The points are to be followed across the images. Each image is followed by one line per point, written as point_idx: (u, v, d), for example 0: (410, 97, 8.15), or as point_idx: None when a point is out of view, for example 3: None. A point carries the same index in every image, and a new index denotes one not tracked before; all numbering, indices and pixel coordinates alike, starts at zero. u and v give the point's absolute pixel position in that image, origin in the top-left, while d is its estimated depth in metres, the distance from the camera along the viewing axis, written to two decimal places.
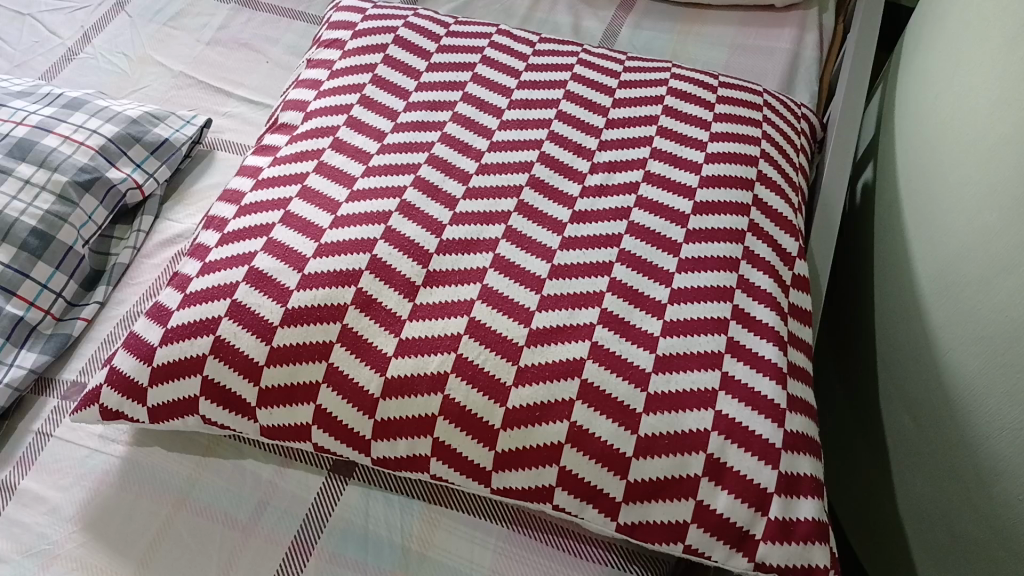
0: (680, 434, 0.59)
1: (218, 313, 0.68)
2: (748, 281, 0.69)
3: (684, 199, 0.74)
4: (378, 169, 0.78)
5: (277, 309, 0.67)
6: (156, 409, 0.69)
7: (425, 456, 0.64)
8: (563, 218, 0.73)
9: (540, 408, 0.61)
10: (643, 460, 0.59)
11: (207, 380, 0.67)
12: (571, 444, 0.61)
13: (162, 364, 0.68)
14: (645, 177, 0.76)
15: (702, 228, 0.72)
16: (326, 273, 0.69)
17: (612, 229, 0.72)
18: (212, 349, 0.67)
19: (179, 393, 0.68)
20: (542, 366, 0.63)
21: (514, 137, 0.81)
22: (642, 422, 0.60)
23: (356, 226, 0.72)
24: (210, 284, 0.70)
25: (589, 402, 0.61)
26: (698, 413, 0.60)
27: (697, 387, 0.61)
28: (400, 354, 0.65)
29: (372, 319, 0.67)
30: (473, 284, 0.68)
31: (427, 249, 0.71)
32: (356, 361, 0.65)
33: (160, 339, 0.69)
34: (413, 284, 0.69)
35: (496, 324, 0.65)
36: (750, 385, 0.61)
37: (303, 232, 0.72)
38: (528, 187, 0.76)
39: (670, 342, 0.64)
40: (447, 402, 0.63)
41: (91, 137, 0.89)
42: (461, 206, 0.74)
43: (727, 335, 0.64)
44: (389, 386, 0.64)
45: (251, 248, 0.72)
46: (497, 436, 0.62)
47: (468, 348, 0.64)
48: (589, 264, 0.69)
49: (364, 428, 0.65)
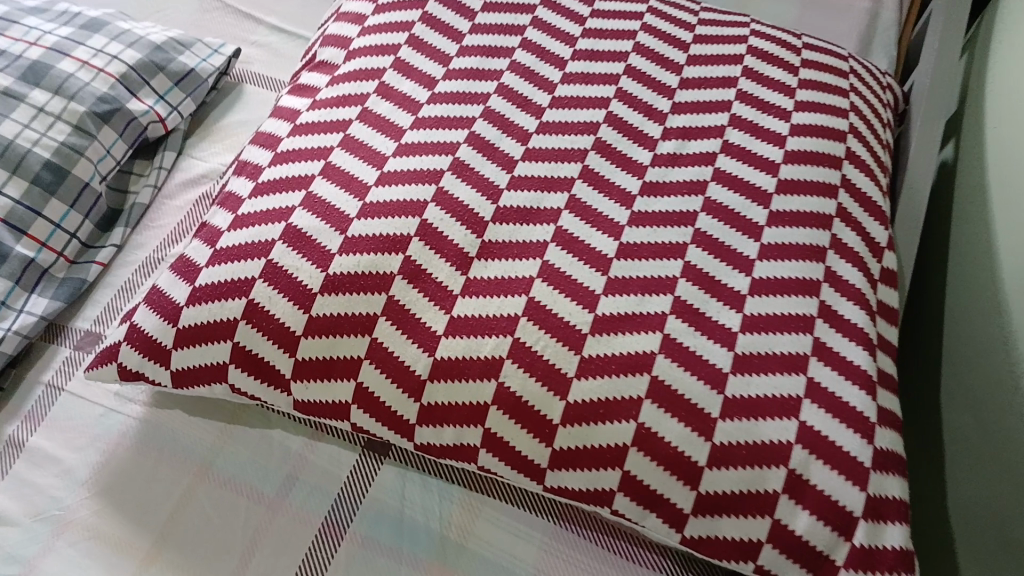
0: (759, 445, 0.54)
1: (250, 274, 0.62)
2: (836, 274, 0.63)
3: (766, 175, 0.67)
4: (428, 121, 0.70)
5: (316, 273, 0.61)
6: (180, 373, 0.64)
7: (473, 447, 0.59)
8: (632, 189, 0.66)
9: (603, 405, 0.56)
10: (716, 471, 0.54)
11: (237, 347, 0.62)
12: (637, 447, 0.55)
13: (188, 326, 0.62)
14: (723, 147, 0.69)
15: (786, 210, 0.65)
16: (371, 237, 0.63)
17: (687, 206, 0.65)
18: (243, 313, 0.61)
19: (205, 358, 0.63)
20: (609, 358, 0.57)
21: (578, 92, 0.73)
22: (716, 428, 0.55)
23: (404, 184, 0.65)
24: (244, 241, 0.64)
25: (659, 402, 0.55)
26: (779, 422, 0.54)
27: (779, 393, 0.55)
28: (450, 334, 0.59)
29: (420, 292, 0.61)
30: (533, 259, 0.62)
31: (483, 215, 0.64)
32: (402, 337, 0.60)
33: (186, 299, 0.63)
34: (467, 255, 0.62)
35: (557, 307, 0.59)
36: (835, 393, 0.56)
37: (346, 188, 0.66)
38: (595, 152, 0.69)
39: (751, 339, 0.58)
40: (502, 390, 0.57)
41: (112, 63, 0.81)
42: (520, 169, 0.67)
43: (812, 335, 0.59)
44: (438, 368, 0.59)
45: (289, 202, 0.66)
46: (554, 433, 0.57)
47: (526, 332, 0.58)
48: (661, 244, 0.63)
49: (409, 412, 0.59)
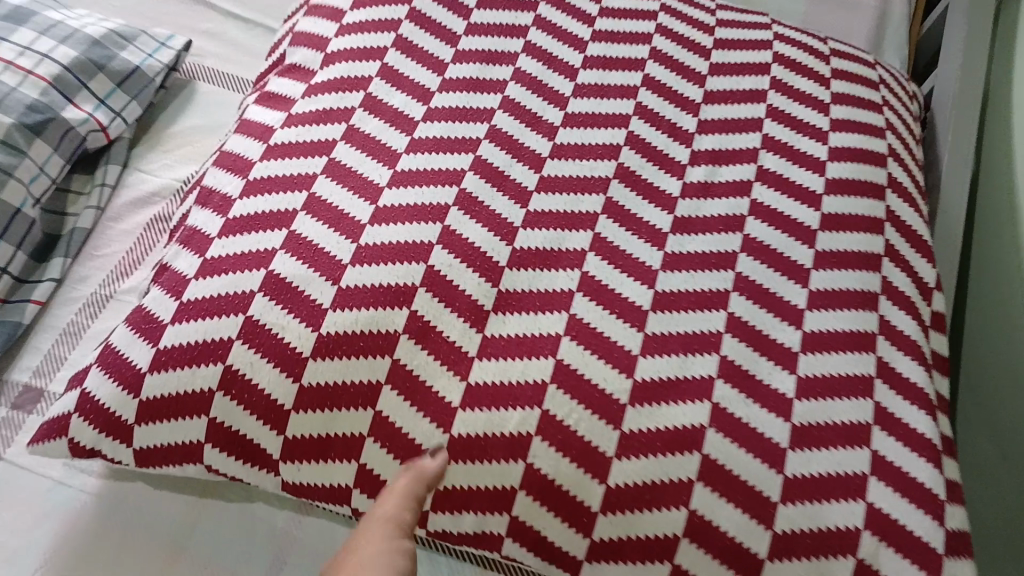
0: (824, 531, 0.50)
1: (228, 336, 0.53)
2: (892, 326, 0.58)
3: (809, 209, 0.62)
4: (427, 143, 0.61)
5: (308, 334, 0.53)
6: (146, 452, 0.55)
7: (497, 535, 0.52)
8: (662, 227, 0.59)
9: (649, 489, 0.50)
10: (780, 562, 0.50)
11: (214, 425, 0.53)
12: (691, 539, 0.50)
13: (153, 398, 0.53)
14: (760, 175, 0.63)
15: (833, 250, 0.60)
16: (368, 289, 0.54)
17: (724, 246, 0.59)
18: (219, 384, 0.53)
19: (177, 436, 0.54)
20: (653, 434, 0.51)
21: (593, 107, 0.65)
22: (777, 515, 0.50)
23: (405, 223, 0.56)
24: (217, 293, 0.54)
25: (713, 485, 0.51)
26: (836, 504, 0.51)
27: (840, 471, 0.52)
28: (468, 406, 0.51)
29: (431, 355, 0.53)
30: (558, 312, 0.54)
31: (498, 262, 0.55)
32: (412, 409, 0.52)
33: (151, 364, 0.53)
34: (481, 310, 0.54)
35: (589, 371, 0.52)
36: (903, 468, 0.52)
37: (335, 227, 0.56)
38: (617, 179, 0.61)
39: (806, 407, 0.53)
40: (530, 472, 0.51)
41: (43, 63, 0.69)
42: (536, 202, 0.59)
43: (872, 399, 0.55)
44: (455, 447, 0.51)
45: (267, 244, 0.56)
46: (593, 521, 0.51)
47: (556, 402, 0.51)
48: (698, 292, 0.56)
49: (421, 497, 0.52)
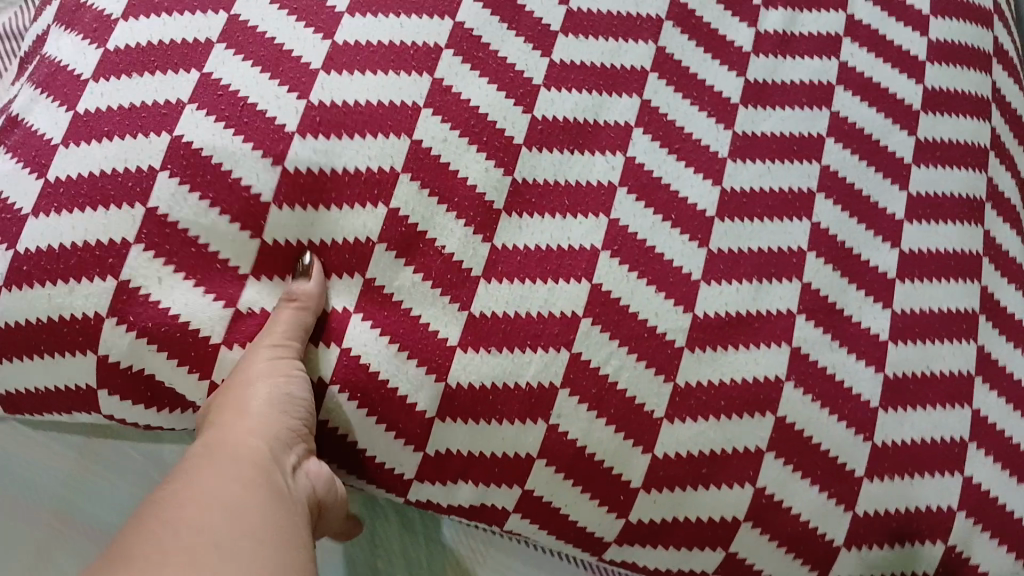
0: (913, 513, 0.41)
1: (123, 238, 0.34)
2: (996, 245, 0.47)
3: (911, 81, 0.49)
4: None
5: (242, 238, 0.36)
6: (15, 396, 0.37)
7: (501, 511, 0.38)
8: (734, 97, 0.45)
9: (707, 463, 0.38)
10: (858, 551, 0.40)
11: (106, 365, 0.35)
12: (755, 524, 0.39)
13: (11, 326, 0.35)
14: (849, 30, 0.49)
15: (938, 139, 0.48)
16: (338, 176, 0.36)
17: (812, 128, 0.46)
18: (111, 308, 0.34)
19: (52, 379, 0.36)
20: (716, 393, 0.38)
21: None
22: (859, 494, 0.40)
23: (371, 75, 0.38)
24: (99, 170, 0.35)
25: (787, 456, 0.39)
26: (928, 479, 0.41)
27: (939, 437, 0.41)
28: (469, 346, 0.36)
29: (421, 274, 0.36)
30: (595, 216, 0.38)
31: (508, 133, 0.39)
32: (391, 347, 0.36)
33: (6, 278, 0.35)
34: (490, 208, 0.37)
35: (634, 302, 0.37)
36: (1003, 432, 0.42)
37: (269, 69, 0.37)
38: (672, 22, 0.45)
39: (903, 352, 0.42)
40: (552, 437, 0.36)
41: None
42: (562, 49, 0.41)
43: (976, 342, 0.44)
44: (453, 402, 0.36)
45: (171, 96, 0.36)
46: (632, 500, 0.38)
47: (587, 343, 0.36)
48: (781, 193, 0.43)
49: (403, 464, 0.37)
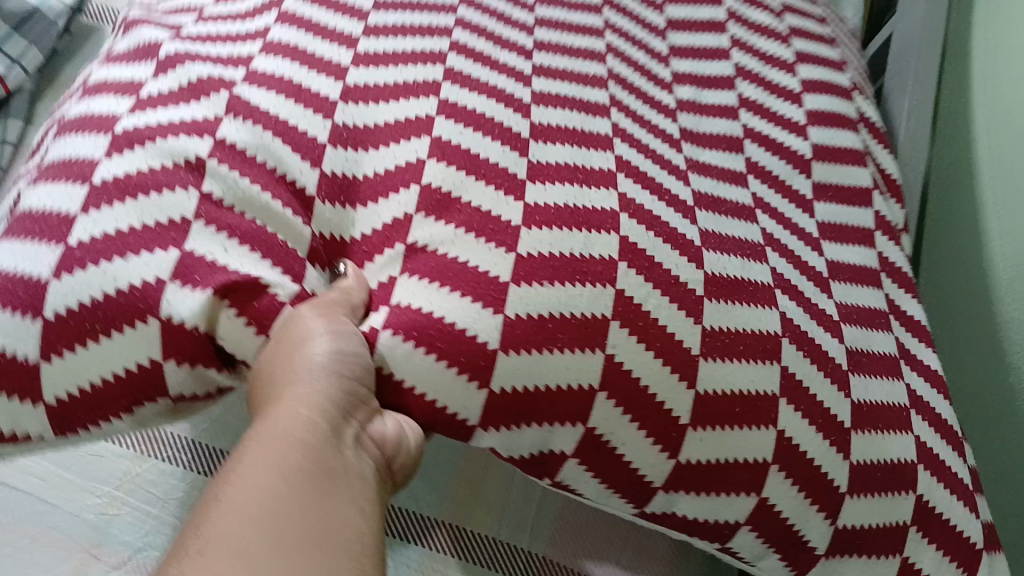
0: (895, 464, 0.41)
1: (182, 217, 0.35)
2: (889, 263, 0.54)
3: (798, 138, 0.57)
4: (386, 27, 0.47)
5: (299, 230, 0.37)
6: (68, 403, 0.34)
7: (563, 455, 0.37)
8: (674, 133, 0.51)
9: (741, 403, 0.38)
10: (857, 498, 0.40)
11: (172, 328, 0.33)
12: (776, 465, 0.39)
13: (65, 313, 0.33)
14: (744, 101, 0.57)
15: (829, 182, 0.56)
16: (382, 176, 0.39)
17: (734, 165, 0.52)
18: (171, 272, 0.33)
19: (110, 366, 0.33)
20: (734, 337, 0.38)
21: (567, 16, 0.56)
22: (851, 443, 0.40)
23: (389, 103, 0.42)
24: (149, 166, 0.36)
25: (798, 405, 0.39)
26: (904, 437, 0.42)
27: (891, 402, 0.43)
28: (522, 281, 0.36)
29: (455, 226, 0.37)
30: (605, 189, 0.41)
31: (518, 133, 0.42)
32: (435, 287, 0.35)
33: (54, 268, 0.33)
34: (518, 178, 0.40)
35: (659, 254, 0.39)
36: (932, 406, 0.45)
37: (296, 98, 0.41)
38: (613, 81, 0.52)
39: (854, 332, 0.44)
40: (611, 367, 0.36)
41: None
42: (540, 84, 0.47)
43: (893, 335, 0.48)
44: (515, 332, 0.35)
45: (212, 111, 0.39)
46: (682, 438, 0.37)
47: (631, 283, 0.37)
48: (731, 203, 0.47)
49: (467, 408, 0.35)
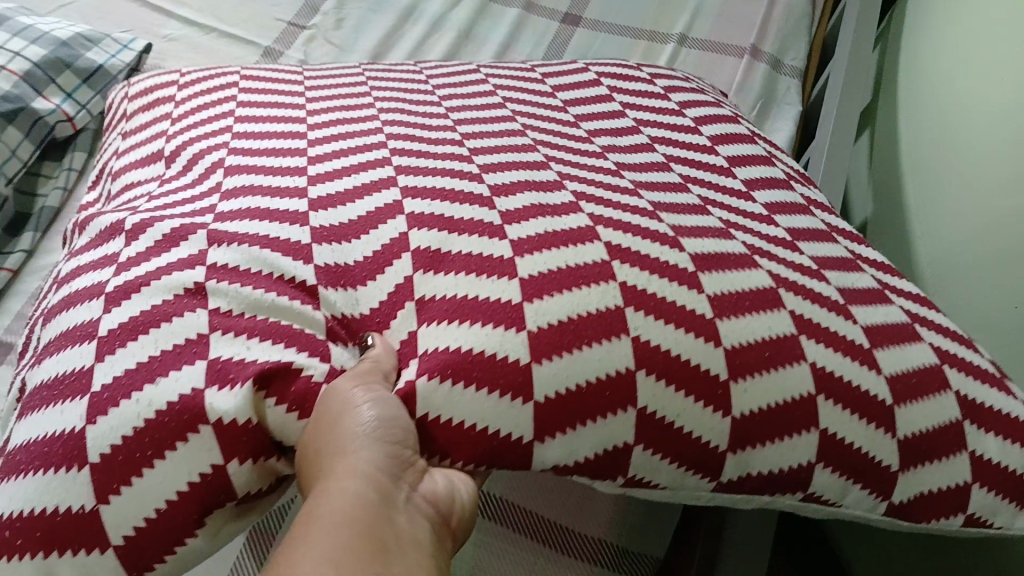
0: (921, 368, 0.39)
1: (199, 333, 0.36)
2: (837, 228, 0.54)
3: (712, 155, 0.59)
4: (329, 153, 0.50)
5: (311, 315, 0.38)
6: (138, 538, 0.33)
7: (626, 445, 0.35)
8: (612, 167, 0.54)
9: (769, 346, 0.37)
10: (906, 405, 0.37)
11: (227, 428, 0.33)
12: (823, 394, 0.36)
13: (110, 452, 0.33)
14: (656, 139, 0.60)
15: (756, 176, 0.58)
16: (370, 259, 0.41)
17: (671, 178, 0.54)
18: (205, 379, 0.34)
19: (170, 486, 0.33)
20: (738, 295, 0.39)
21: (488, 115, 0.60)
22: (878, 359, 0.38)
23: (355, 202, 0.44)
24: (157, 300, 0.37)
25: (815, 337, 0.38)
26: (924, 344, 0.40)
27: (894, 320, 0.41)
28: (535, 297, 0.37)
29: (456, 273, 0.39)
30: (575, 214, 0.43)
31: (479, 194, 0.45)
32: (466, 325, 0.36)
33: (86, 416, 0.34)
34: (494, 224, 0.42)
35: (641, 249, 0.40)
36: (931, 317, 0.44)
37: (269, 217, 0.43)
38: (542, 146, 0.56)
39: (835, 275, 0.45)
40: (641, 348, 0.35)
41: (16, 61, 0.65)
42: (482, 159, 0.51)
43: (868, 272, 0.48)
44: (542, 343, 0.35)
45: (199, 246, 0.41)
46: (729, 393, 0.35)
47: (628, 274, 0.38)
48: (687, 204, 0.49)
49: (518, 425, 0.34)
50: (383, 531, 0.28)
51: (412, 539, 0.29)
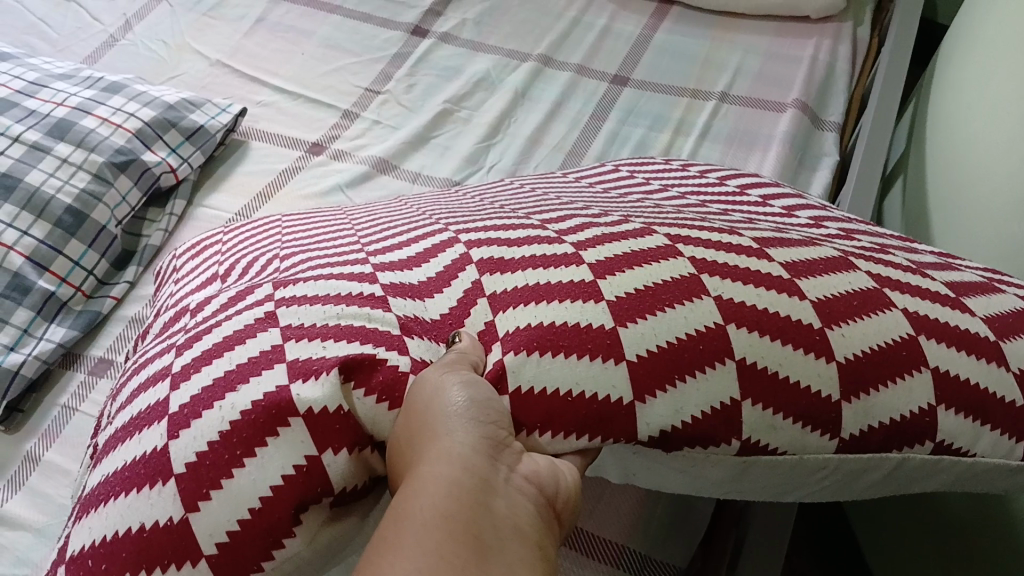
0: (1017, 311, 0.37)
1: (273, 345, 0.34)
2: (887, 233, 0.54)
3: (742, 196, 0.56)
4: (377, 219, 0.50)
5: (384, 316, 0.35)
6: (232, 543, 0.30)
7: (732, 402, 0.32)
8: (659, 201, 0.53)
9: (857, 297, 0.35)
10: (1013, 342, 0.35)
11: (318, 416, 0.31)
12: (924, 334, 0.34)
13: (196, 459, 0.31)
14: (686, 192, 0.56)
15: (793, 203, 0.54)
16: (436, 277, 0.38)
17: (712, 210, 0.51)
18: (289, 374, 0.32)
19: (262, 483, 0.30)
20: (810, 260, 0.37)
21: (532, 178, 0.61)
22: (970, 304, 0.37)
23: (410, 243, 0.42)
24: (234, 328, 0.35)
25: (900, 288, 0.36)
26: (1008, 295, 0.39)
27: (970, 279, 0.40)
28: (608, 274, 0.35)
29: (525, 269, 0.37)
30: (632, 223, 0.41)
31: (531, 223, 0.43)
32: (546, 304, 0.34)
33: (167, 433, 0.32)
34: (550, 233, 0.40)
35: (700, 236, 0.39)
36: (1003, 276, 0.43)
37: (332, 261, 0.41)
38: (588, 191, 0.56)
39: (901, 254, 0.42)
40: (725, 306, 0.34)
41: (130, 119, 0.69)
42: (534, 201, 0.51)
43: (928, 250, 0.47)
44: (623, 310, 0.33)
45: (264, 289, 0.38)
46: (828, 339, 0.33)
47: (696, 250, 0.37)
48: (731, 218, 0.47)
49: (618, 385, 0.31)
50: (478, 520, 0.25)
51: (513, 525, 0.26)
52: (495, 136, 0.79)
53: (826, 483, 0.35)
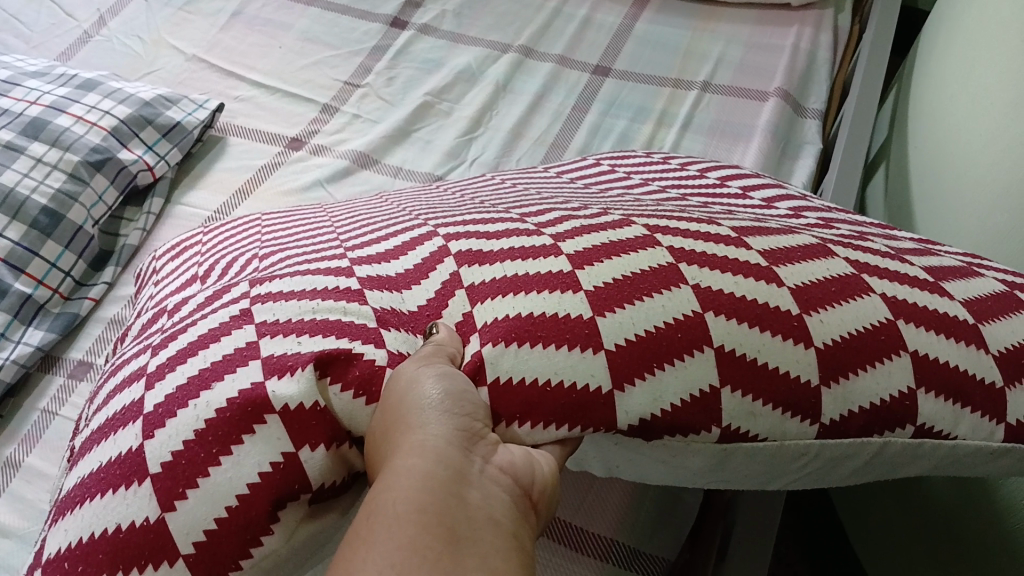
0: (995, 294, 0.37)
1: (248, 341, 0.34)
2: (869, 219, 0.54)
3: (723, 188, 0.55)
4: (358, 214, 0.50)
5: (361, 309, 0.35)
6: (209, 542, 0.29)
7: (711, 389, 0.32)
8: (641, 195, 0.53)
9: (835, 283, 0.35)
10: (992, 324, 0.35)
11: (293, 413, 0.31)
12: (902, 318, 0.34)
13: (172, 458, 0.30)
14: (668, 184, 0.56)
15: (774, 194, 0.54)
16: (414, 270, 0.38)
17: (694, 202, 0.51)
18: (264, 371, 0.32)
19: (238, 479, 0.30)
20: (789, 248, 0.37)
21: (515, 172, 0.61)
22: (948, 288, 0.37)
23: (388, 238, 0.42)
24: (209, 326, 0.35)
25: (879, 274, 0.36)
26: (987, 278, 0.39)
27: (949, 264, 0.40)
28: (586, 265, 0.35)
29: (503, 261, 0.36)
30: (611, 214, 0.41)
31: (510, 216, 0.43)
32: (524, 296, 0.34)
33: (142, 432, 0.31)
34: (529, 226, 0.40)
35: (679, 226, 0.39)
36: (982, 260, 0.43)
37: (310, 258, 0.41)
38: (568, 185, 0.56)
39: (879, 240, 0.42)
40: (704, 294, 0.33)
41: (105, 117, 0.69)
42: (514, 195, 0.51)
43: (907, 236, 0.47)
44: (600, 300, 0.33)
45: (241, 287, 0.38)
46: (807, 326, 0.33)
47: (674, 240, 0.37)
48: (712, 210, 0.47)
49: (596, 374, 0.31)
50: (454, 511, 0.25)
51: (488, 515, 0.26)
52: (477, 129, 0.78)
53: (808, 470, 0.35)
